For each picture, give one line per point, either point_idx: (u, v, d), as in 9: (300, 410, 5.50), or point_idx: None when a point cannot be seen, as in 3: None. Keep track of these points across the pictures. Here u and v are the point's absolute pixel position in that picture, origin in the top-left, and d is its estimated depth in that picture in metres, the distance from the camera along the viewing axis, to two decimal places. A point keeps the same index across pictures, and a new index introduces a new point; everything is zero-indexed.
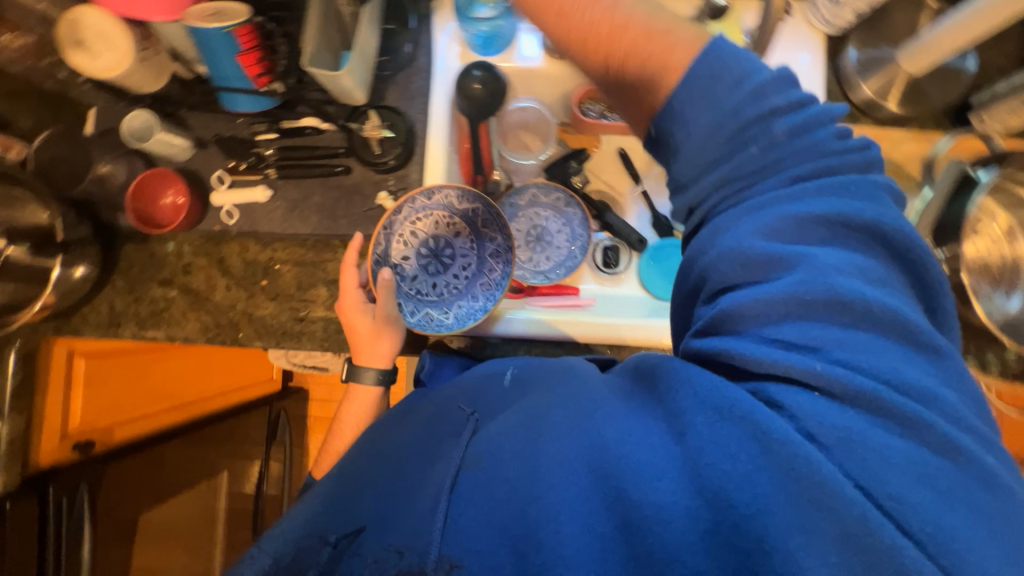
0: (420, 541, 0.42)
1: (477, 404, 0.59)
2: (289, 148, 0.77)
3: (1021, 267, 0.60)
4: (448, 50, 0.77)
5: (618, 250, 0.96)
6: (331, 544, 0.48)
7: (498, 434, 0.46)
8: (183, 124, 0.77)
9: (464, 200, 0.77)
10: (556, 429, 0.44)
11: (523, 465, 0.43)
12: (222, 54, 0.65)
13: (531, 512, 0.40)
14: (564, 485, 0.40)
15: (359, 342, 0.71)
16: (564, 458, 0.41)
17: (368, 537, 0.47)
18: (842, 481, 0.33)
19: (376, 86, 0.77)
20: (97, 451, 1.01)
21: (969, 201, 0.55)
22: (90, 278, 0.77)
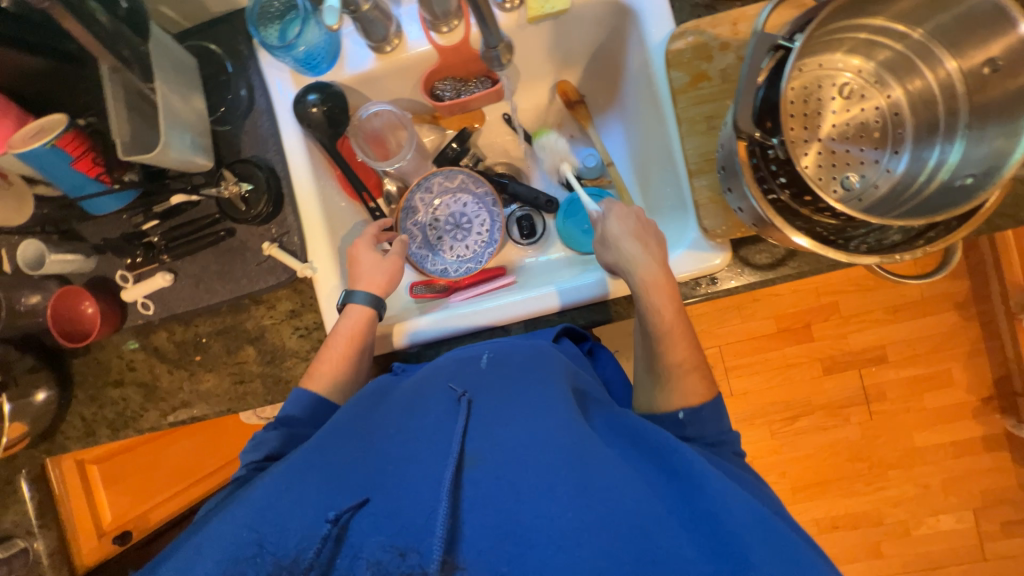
0: (421, 540, 0.46)
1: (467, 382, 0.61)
2: (172, 228, 0.78)
3: (900, 118, 0.56)
4: (283, 82, 0.76)
5: (531, 217, 0.94)
6: (330, 522, 0.48)
7: (506, 446, 0.51)
8: (74, 238, 0.80)
9: (452, 173, 0.90)
10: (566, 450, 0.50)
11: (530, 477, 0.48)
12: (57, 169, 0.65)
13: (529, 517, 0.45)
14: (564, 505, 0.45)
15: (363, 278, 0.77)
16: (569, 476, 0.47)
17: (372, 517, 0.49)
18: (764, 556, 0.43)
19: (226, 143, 0.77)
20: (135, 537, 1.14)
21: (784, 77, 0.45)
22: (53, 400, 0.83)
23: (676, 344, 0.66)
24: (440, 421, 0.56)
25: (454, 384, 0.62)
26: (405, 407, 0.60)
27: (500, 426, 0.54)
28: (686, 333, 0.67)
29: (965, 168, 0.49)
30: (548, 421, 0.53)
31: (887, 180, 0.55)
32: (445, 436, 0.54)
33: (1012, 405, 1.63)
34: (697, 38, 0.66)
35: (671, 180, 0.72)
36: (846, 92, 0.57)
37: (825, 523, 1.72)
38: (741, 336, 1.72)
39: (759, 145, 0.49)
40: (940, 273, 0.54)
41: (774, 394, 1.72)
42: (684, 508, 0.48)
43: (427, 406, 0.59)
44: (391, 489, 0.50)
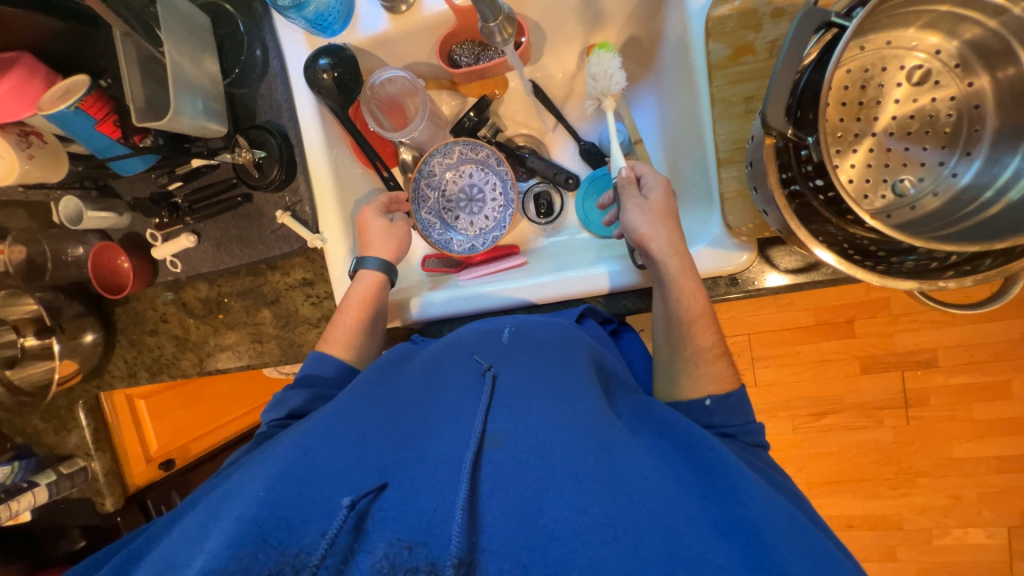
0: (435, 532, 0.42)
1: (492, 358, 0.59)
2: (194, 190, 0.80)
3: (977, 115, 0.48)
4: (296, 43, 0.74)
5: (549, 194, 0.89)
6: (345, 507, 0.44)
7: (533, 429, 0.48)
8: (108, 195, 0.84)
9: (447, 148, 0.86)
10: (594, 439, 0.47)
11: (556, 465, 0.45)
12: (84, 131, 0.68)
13: (555, 511, 0.42)
14: (592, 500, 0.42)
15: (375, 244, 0.77)
16: (596, 465, 0.45)
17: (390, 503, 0.45)
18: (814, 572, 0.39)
19: (242, 107, 0.77)
20: (178, 464, 1.28)
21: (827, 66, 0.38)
22: (99, 343, 0.91)
23: (699, 344, 0.62)
24: (464, 397, 0.54)
25: (479, 359, 0.59)
26: (429, 384, 0.59)
27: (528, 407, 0.51)
28: (709, 330, 0.62)
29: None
30: (577, 408, 0.50)
31: (948, 188, 0.49)
32: (467, 412, 0.52)
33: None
34: (745, 3, 0.57)
35: (700, 168, 0.66)
36: (916, 78, 0.49)
37: (839, 521, 1.68)
38: (775, 326, 1.62)
39: (792, 143, 0.44)
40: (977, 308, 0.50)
41: (803, 388, 1.64)
42: (717, 510, 0.43)
43: (450, 385, 0.57)
44: (410, 469, 0.48)
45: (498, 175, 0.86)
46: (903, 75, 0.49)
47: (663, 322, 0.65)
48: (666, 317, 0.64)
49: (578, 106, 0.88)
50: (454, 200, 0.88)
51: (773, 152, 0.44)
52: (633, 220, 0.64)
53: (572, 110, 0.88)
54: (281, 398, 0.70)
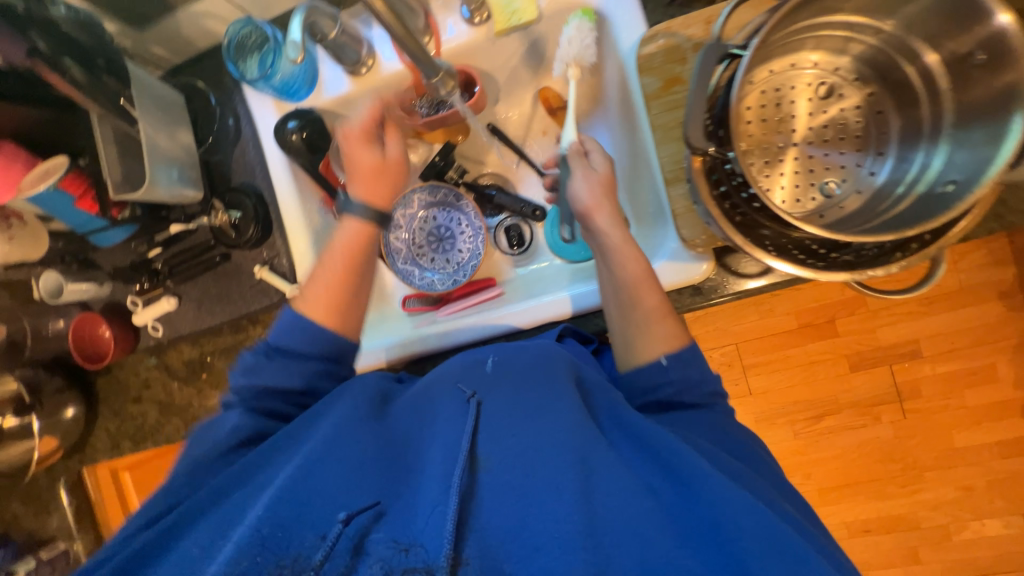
0: (431, 535, 0.43)
1: (478, 385, 0.56)
2: (172, 254, 0.83)
3: (883, 119, 0.52)
4: (264, 108, 0.78)
5: (519, 226, 0.93)
6: (340, 523, 0.44)
7: (519, 443, 0.48)
8: (88, 268, 0.86)
9: (407, 199, 0.91)
10: (574, 450, 0.46)
11: (542, 476, 0.45)
12: (64, 209, 0.71)
13: (540, 519, 0.43)
14: (575, 509, 0.42)
15: (364, 179, 0.70)
16: (580, 478, 0.44)
17: (389, 520, 0.46)
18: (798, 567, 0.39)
19: (217, 172, 0.81)
20: None
21: (732, 88, 0.43)
22: (81, 416, 0.90)
23: (647, 305, 0.61)
24: (451, 423, 0.53)
25: (463, 386, 0.57)
26: (421, 407, 0.57)
27: (516, 428, 0.50)
28: (653, 293, 0.61)
29: (948, 173, 0.45)
30: (556, 422, 0.49)
31: (869, 185, 0.52)
32: (455, 438, 0.50)
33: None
34: (669, 40, 0.63)
35: (652, 188, 0.70)
36: (823, 92, 0.52)
37: (855, 526, 1.64)
38: (759, 333, 1.64)
39: (716, 160, 0.49)
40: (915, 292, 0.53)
41: (798, 392, 1.64)
42: (688, 514, 0.43)
43: (440, 407, 0.56)
44: (408, 496, 0.48)
45: (462, 209, 0.90)
46: (806, 90, 0.52)
47: (611, 291, 0.65)
48: (613, 285, 0.65)
49: (539, 143, 0.93)
50: (428, 243, 0.91)
51: (700, 170, 0.49)
52: (573, 186, 0.69)
53: (535, 147, 0.93)
54: (253, 365, 0.61)
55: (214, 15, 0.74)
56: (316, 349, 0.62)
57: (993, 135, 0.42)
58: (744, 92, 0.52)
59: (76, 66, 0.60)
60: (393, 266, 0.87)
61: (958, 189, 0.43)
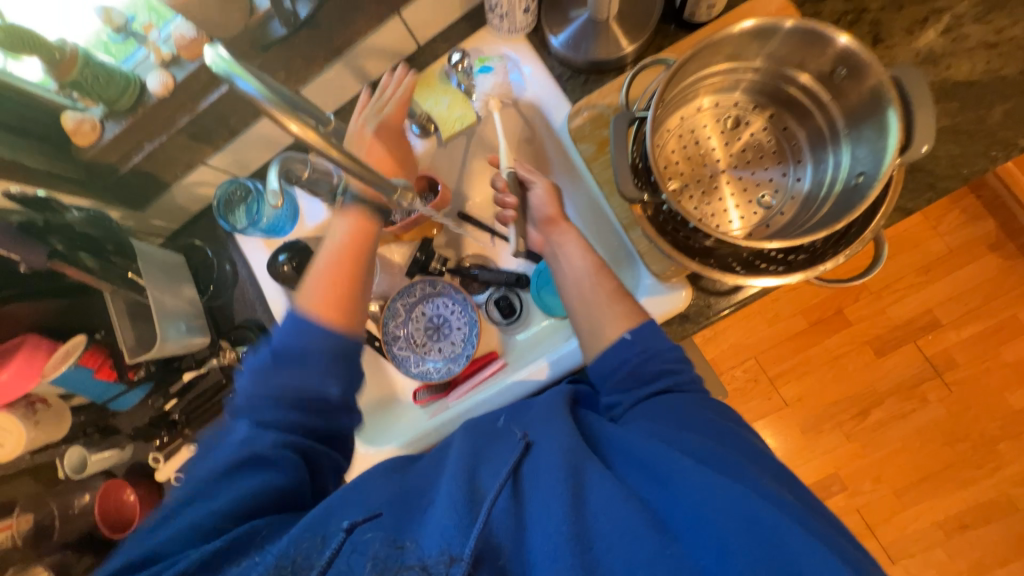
0: (427, 534, 0.44)
1: (529, 427, 0.54)
2: (187, 401, 0.85)
3: (788, 136, 0.59)
4: (257, 248, 0.87)
5: (507, 296, 0.97)
6: (344, 530, 0.45)
7: (531, 459, 0.49)
8: (114, 432, 0.89)
9: (391, 310, 0.95)
10: (572, 459, 0.47)
11: (543, 485, 0.46)
12: (86, 382, 0.76)
13: (536, 525, 0.43)
14: (569, 508, 0.43)
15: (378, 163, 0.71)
16: (577, 484, 0.45)
17: (386, 528, 0.46)
18: (804, 547, 0.36)
19: (222, 314, 0.87)
20: None
21: (647, 144, 0.51)
22: None
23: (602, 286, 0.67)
24: (493, 452, 0.52)
25: (516, 426, 0.56)
26: (443, 447, 0.58)
27: (526, 461, 0.49)
28: (608, 278, 0.68)
29: (856, 167, 0.51)
30: (542, 447, 0.50)
31: (799, 190, 0.58)
32: (501, 458, 0.51)
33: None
34: (592, 111, 0.73)
35: (616, 236, 0.76)
36: (730, 122, 0.60)
37: (952, 524, 1.48)
38: (771, 343, 1.62)
39: (654, 205, 0.55)
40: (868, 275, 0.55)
41: (834, 391, 1.58)
42: (671, 511, 0.42)
43: (454, 443, 0.56)
44: (411, 515, 0.48)
45: (442, 292, 0.95)
46: (715, 126, 0.60)
47: (571, 284, 0.69)
48: (570, 277, 0.70)
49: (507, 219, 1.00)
50: (429, 334, 0.95)
51: (643, 216, 0.55)
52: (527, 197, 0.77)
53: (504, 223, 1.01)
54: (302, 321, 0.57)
55: (202, 182, 0.84)
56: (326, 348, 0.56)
57: (881, 129, 0.48)
58: (662, 142, 0.59)
59: (90, 257, 0.69)
60: (409, 371, 0.91)
61: (868, 179, 0.49)
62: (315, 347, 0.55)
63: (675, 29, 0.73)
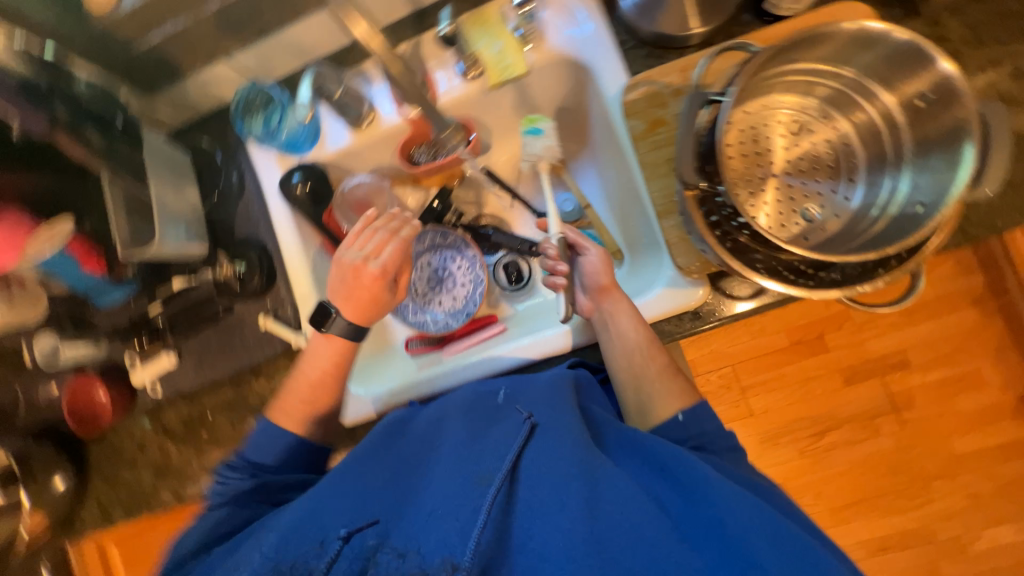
0: (436, 542, 0.45)
1: (533, 408, 0.57)
2: (174, 310, 0.82)
3: (850, 152, 0.57)
4: (268, 164, 0.82)
5: (516, 263, 0.95)
6: (342, 538, 0.48)
7: (535, 454, 0.52)
8: (88, 327, 0.84)
9: None
10: (583, 457, 0.50)
11: (554, 481, 0.48)
12: (70, 271, 0.71)
13: (556, 517, 0.45)
14: (589, 504, 0.46)
15: (354, 306, 0.70)
16: (588, 483, 0.48)
17: (393, 532, 0.49)
18: (798, 542, 0.43)
19: (223, 225, 0.83)
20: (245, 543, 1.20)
21: (720, 129, 0.49)
22: (71, 487, 0.84)
23: (650, 368, 0.66)
24: (496, 440, 0.54)
25: (517, 408, 0.58)
26: (426, 438, 0.60)
27: (535, 446, 0.52)
28: (660, 355, 0.66)
29: (915, 197, 0.51)
30: (549, 435, 0.53)
31: (847, 209, 0.57)
32: (500, 449, 0.52)
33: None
34: (649, 88, 0.70)
35: (642, 222, 0.75)
36: (794, 128, 0.58)
37: (874, 544, 1.61)
38: (745, 355, 1.67)
39: (708, 194, 0.53)
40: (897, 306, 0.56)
41: (795, 410, 1.65)
42: (685, 512, 0.47)
43: (450, 431, 0.58)
44: (407, 516, 0.50)
45: (452, 245, 0.93)
46: (783, 128, 0.58)
47: (621, 361, 0.67)
48: (621, 351, 0.68)
49: (530, 184, 0.97)
50: (433, 285, 0.93)
51: (695, 202, 0.53)
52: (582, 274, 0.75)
53: (526, 187, 0.97)
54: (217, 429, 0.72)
55: (221, 81, 0.78)
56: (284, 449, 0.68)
57: (953, 162, 0.48)
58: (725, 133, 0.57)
59: (97, 132, 0.67)
60: (406, 319, 0.90)
61: (927, 210, 0.49)
62: (276, 444, 0.68)
63: (751, 19, 0.70)
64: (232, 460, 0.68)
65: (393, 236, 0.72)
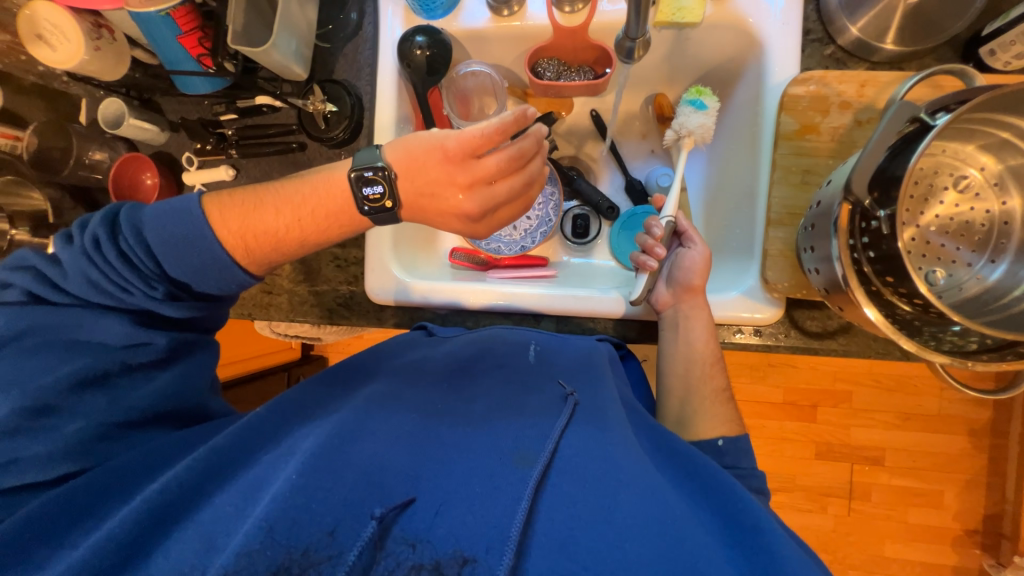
0: (481, 554, 0.40)
1: (575, 384, 0.58)
2: (246, 126, 0.78)
3: (1007, 230, 0.57)
4: (394, 17, 0.77)
5: (588, 218, 0.90)
6: (376, 519, 0.41)
7: (573, 446, 0.49)
8: (158, 109, 0.81)
9: None
10: (625, 469, 0.47)
11: (597, 484, 0.46)
12: (165, 37, 0.67)
13: (606, 534, 0.42)
14: (636, 528, 0.43)
15: (411, 160, 0.60)
16: (630, 498, 0.45)
17: (421, 515, 0.43)
18: None
19: (325, 60, 0.79)
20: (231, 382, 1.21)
21: (914, 153, 0.46)
22: None
23: (708, 381, 0.67)
24: (540, 417, 0.53)
25: (561, 382, 0.59)
26: (453, 396, 0.57)
27: (572, 427, 0.52)
28: (719, 376, 0.68)
29: None
30: (583, 421, 0.53)
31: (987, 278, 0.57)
32: (541, 431, 0.51)
33: (995, 545, 1.39)
34: (820, 89, 0.64)
35: (745, 224, 0.72)
36: (963, 187, 0.59)
37: None
38: (754, 399, 1.47)
39: (861, 214, 0.51)
40: (1005, 394, 0.55)
41: (764, 461, 1.48)
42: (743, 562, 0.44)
43: (483, 386, 0.59)
44: (427, 490, 0.45)
45: None
46: (952, 186, 0.59)
47: (681, 367, 0.68)
48: (683, 357, 0.68)
49: (634, 145, 0.91)
50: None
51: (845, 217, 0.51)
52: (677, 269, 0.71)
53: (629, 146, 0.91)
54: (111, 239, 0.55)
55: None
56: (230, 288, 0.58)
57: None
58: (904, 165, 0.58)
59: None
60: None
61: None
62: (223, 280, 0.57)
63: (953, 59, 0.64)
64: (122, 242, 0.54)
65: (505, 137, 0.57)
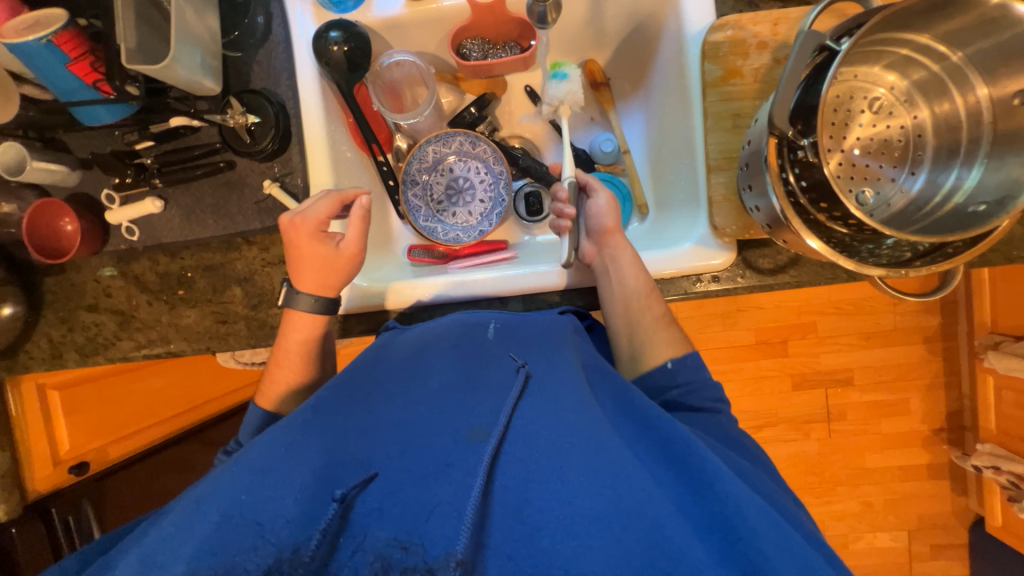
0: (431, 532, 0.41)
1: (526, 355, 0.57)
2: (166, 152, 0.74)
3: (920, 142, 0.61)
4: (304, 14, 0.74)
5: (540, 194, 0.89)
6: (336, 501, 0.43)
7: (528, 416, 0.49)
8: (64, 148, 0.75)
9: (420, 152, 0.85)
10: (578, 429, 0.47)
11: (551, 448, 0.46)
12: (51, 67, 0.61)
13: (562, 492, 0.43)
14: (591, 488, 0.43)
15: (306, 270, 0.67)
16: (581, 456, 0.45)
17: (380, 499, 0.44)
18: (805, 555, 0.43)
19: (239, 70, 0.74)
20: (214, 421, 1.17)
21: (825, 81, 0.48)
22: (21, 316, 0.75)
23: (649, 315, 0.69)
24: (494, 389, 0.52)
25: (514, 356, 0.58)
26: (406, 380, 0.56)
27: (525, 394, 0.51)
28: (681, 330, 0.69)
29: (975, 198, 0.55)
30: (537, 387, 0.52)
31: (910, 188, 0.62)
32: (495, 405, 0.50)
33: (959, 438, 1.52)
34: (737, 33, 0.65)
35: (687, 175, 0.73)
36: (876, 107, 0.63)
37: None
38: (727, 344, 1.53)
39: (788, 146, 0.53)
40: (936, 292, 0.59)
41: (743, 402, 1.55)
42: (697, 508, 0.45)
43: (435, 364, 0.58)
44: (386, 482, 0.45)
45: (479, 157, 0.87)
46: (868, 108, 0.63)
47: (620, 304, 0.69)
48: (620, 298, 0.70)
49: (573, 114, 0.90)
50: (449, 193, 0.88)
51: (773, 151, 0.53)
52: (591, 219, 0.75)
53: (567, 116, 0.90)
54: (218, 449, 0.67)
55: None
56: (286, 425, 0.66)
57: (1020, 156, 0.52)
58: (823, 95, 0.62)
59: None
60: (417, 224, 0.84)
61: (987, 208, 0.52)
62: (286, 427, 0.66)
63: None
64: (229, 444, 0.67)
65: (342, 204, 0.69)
